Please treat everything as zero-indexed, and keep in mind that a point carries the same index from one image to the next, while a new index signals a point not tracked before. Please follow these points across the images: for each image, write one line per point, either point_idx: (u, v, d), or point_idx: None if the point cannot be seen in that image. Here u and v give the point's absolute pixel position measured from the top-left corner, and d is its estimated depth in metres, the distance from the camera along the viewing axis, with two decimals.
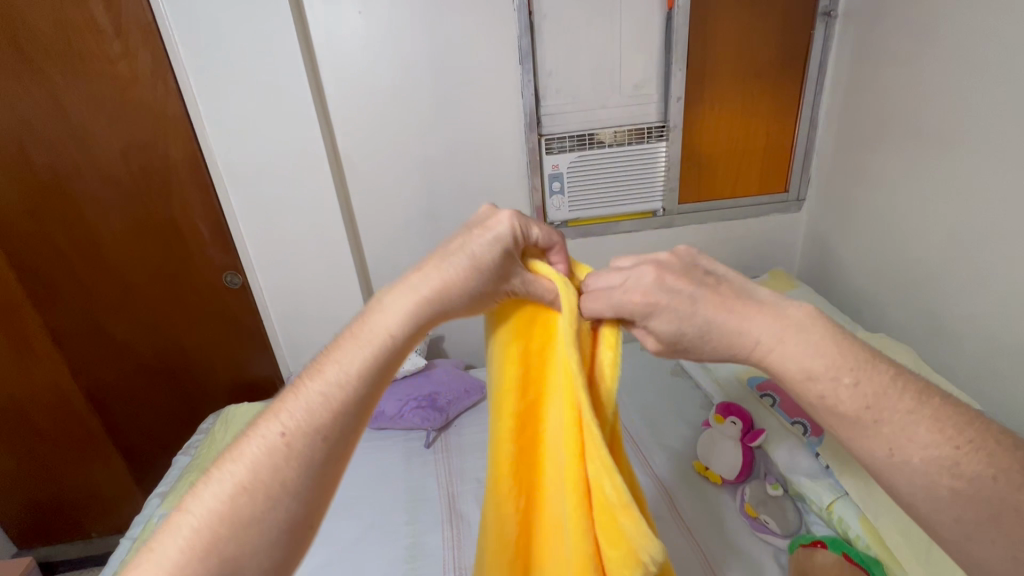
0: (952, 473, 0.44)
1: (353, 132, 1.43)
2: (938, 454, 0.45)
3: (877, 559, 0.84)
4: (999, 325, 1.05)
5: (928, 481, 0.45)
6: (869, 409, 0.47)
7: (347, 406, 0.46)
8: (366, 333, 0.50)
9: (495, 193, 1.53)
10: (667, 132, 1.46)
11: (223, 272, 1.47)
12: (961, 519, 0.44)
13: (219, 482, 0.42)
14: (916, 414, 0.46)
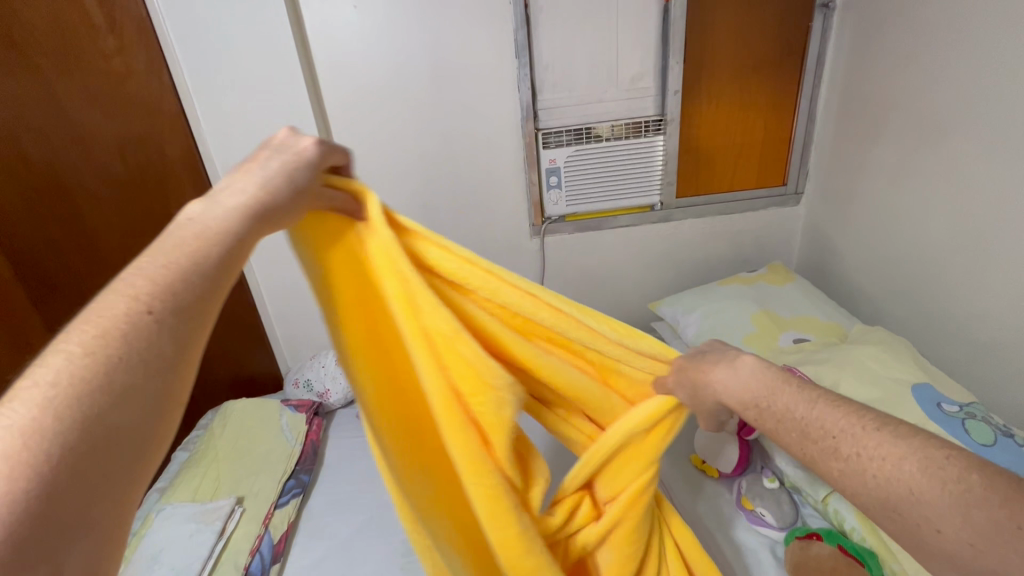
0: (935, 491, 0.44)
1: (351, 129, 1.43)
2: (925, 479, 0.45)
3: (872, 551, 0.83)
4: (1006, 319, 1.02)
5: (916, 503, 0.45)
6: (865, 449, 0.49)
7: (187, 273, 0.40)
8: (187, 227, 0.44)
9: (493, 188, 1.53)
10: (664, 126, 1.46)
11: None
12: (953, 539, 0.43)
13: (21, 398, 0.31)
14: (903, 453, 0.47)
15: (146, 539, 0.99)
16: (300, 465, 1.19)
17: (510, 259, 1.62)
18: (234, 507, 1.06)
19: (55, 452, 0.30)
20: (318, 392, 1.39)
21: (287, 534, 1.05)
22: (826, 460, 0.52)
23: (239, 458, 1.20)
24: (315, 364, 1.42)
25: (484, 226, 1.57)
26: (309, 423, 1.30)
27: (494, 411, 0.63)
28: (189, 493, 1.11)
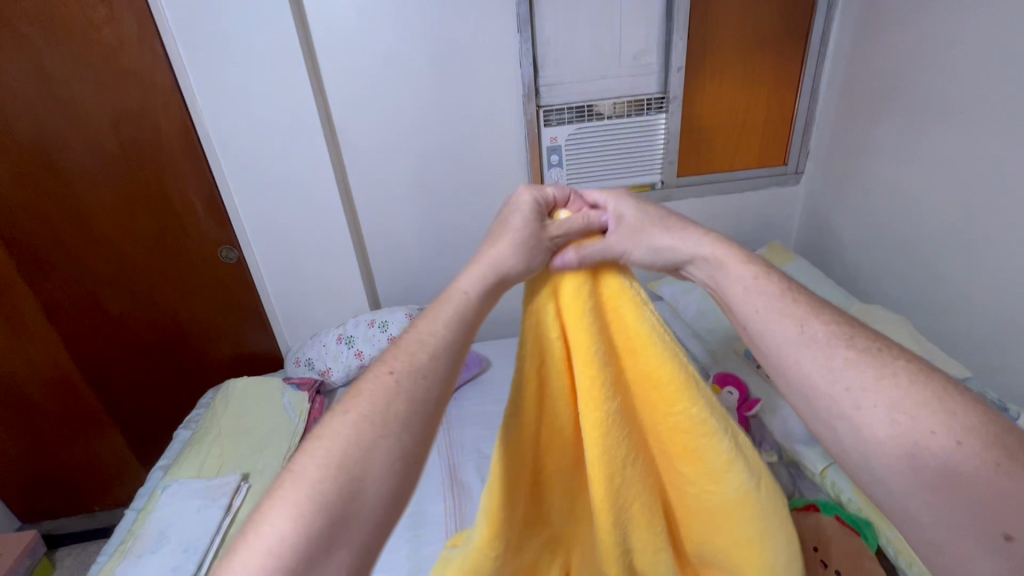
0: (896, 414, 0.45)
1: (350, 106, 1.41)
2: (895, 405, 0.45)
3: (868, 522, 0.85)
4: (1007, 299, 1.04)
5: (889, 427, 0.45)
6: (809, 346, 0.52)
7: (435, 351, 0.52)
8: (450, 297, 0.57)
9: (494, 167, 1.52)
10: (666, 104, 1.44)
11: (218, 247, 1.45)
12: (951, 458, 0.42)
13: (321, 449, 0.44)
14: (857, 354, 0.50)
15: (154, 514, 1.01)
16: (303, 442, 1.19)
17: None
18: (240, 484, 1.06)
19: (327, 496, 0.41)
20: (319, 370, 1.39)
21: None
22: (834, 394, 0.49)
23: (242, 436, 1.20)
24: (317, 343, 1.42)
25: (485, 204, 1.56)
26: (311, 401, 1.30)
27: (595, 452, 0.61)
28: (193, 470, 1.12)
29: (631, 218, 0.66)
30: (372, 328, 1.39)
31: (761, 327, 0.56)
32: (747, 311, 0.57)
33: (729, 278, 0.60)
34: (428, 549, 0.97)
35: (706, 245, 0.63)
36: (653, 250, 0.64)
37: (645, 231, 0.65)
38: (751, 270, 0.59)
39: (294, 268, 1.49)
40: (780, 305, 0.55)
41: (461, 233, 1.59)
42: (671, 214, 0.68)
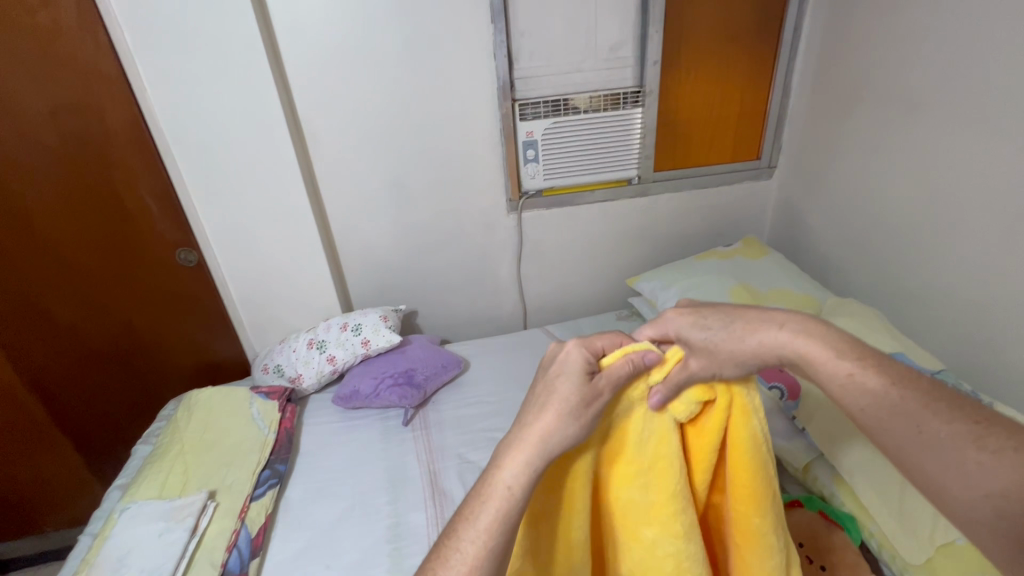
0: (982, 470, 0.50)
1: (316, 100, 1.33)
2: (969, 460, 0.51)
3: (850, 516, 0.86)
4: (976, 289, 1.07)
5: (964, 487, 0.51)
6: (895, 419, 0.55)
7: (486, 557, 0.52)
8: (496, 491, 0.54)
9: (468, 163, 1.47)
10: (642, 98, 1.43)
11: (177, 249, 1.37)
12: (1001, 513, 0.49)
13: None
14: (945, 423, 0.53)
15: (112, 540, 0.93)
16: (274, 455, 1.14)
17: (486, 236, 1.57)
18: (207, 502, 1.00)
19: None
20: (289, 377, 1.33)
21: (265, 526, 1.00)
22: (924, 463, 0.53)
23: (207, 450, 1.13)
24: (286, 349, 1.35)
25: (459, 200, 1.51)
26: (281, 410, 1.24)
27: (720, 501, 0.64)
28: (153, 489, 1.04)
29: (711, 331, 0.62)
30: (345, 332, 1.33)
31: (974, 502, 0.50)
32: (953, 477, 0.52)
33: (904, 429, 0.54)
34: (411, 562, 0.93)
35: (872, 375, 0.57)
36: (780, 345, 0.60)
37: (734, 336, 0.61)
38: (954, 434, 0.53)
39: (258, 270, 1.41)
40: (984, 457, 0.51)
41: (436, 231, 1.54)
42: (810, 320, 0.62)
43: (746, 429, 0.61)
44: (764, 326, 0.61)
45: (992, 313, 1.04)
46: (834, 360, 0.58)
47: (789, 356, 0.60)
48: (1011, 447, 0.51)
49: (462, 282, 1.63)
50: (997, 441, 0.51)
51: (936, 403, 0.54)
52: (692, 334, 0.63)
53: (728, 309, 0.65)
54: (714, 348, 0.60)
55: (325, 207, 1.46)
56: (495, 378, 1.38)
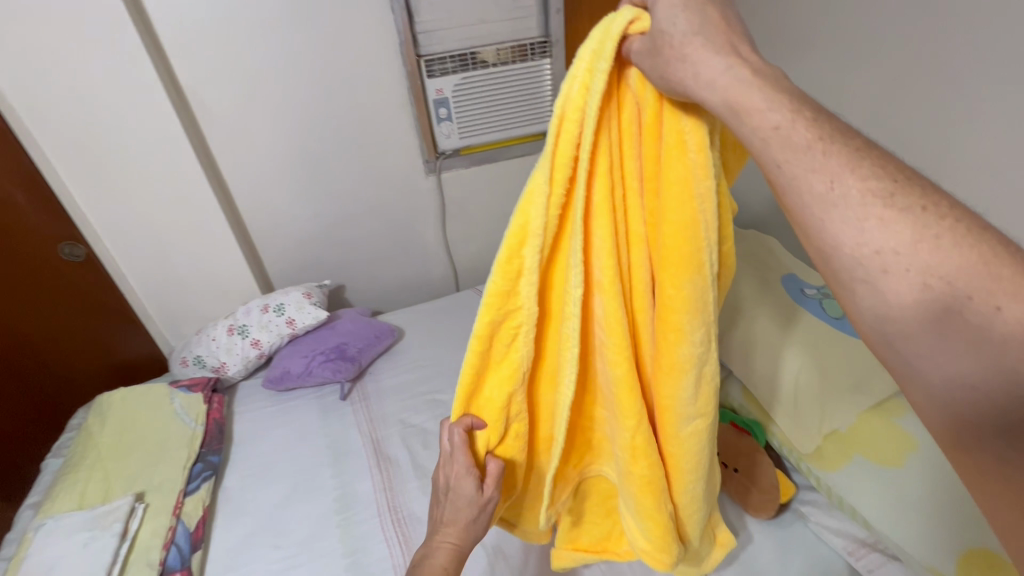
0: (881, 230, 0.35)
1: (198, 65, 1.21)
2: (871, 217, 0.35)
3: (755, 421, 0.96)
4: None
5: (857, 246, 0.36)
6: (808, 171, 0.37)
7: None
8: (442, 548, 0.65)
9: (379, 126, 1.41)
10: (549, 48, 1.42)
11: (59, 244, 1.23)
12: (882, 283, 0.35)
13: None
14: (864, 181, 0.36)
15: (30, 560, 0.87)
16: (205, 447, 1.09)
17: (407, 202, 1.54)
18: (135, 505, 0.95)
19: None
20: (212, 367, 1.27)
21: (205, 519, 0.97)
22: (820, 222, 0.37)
23: (129, 453, 1.07)
24: (204, 338, 1.28)
25: (374, 166, 1.46)
26: (208, 401, 1.18)
27: (643, 269, 0.52)
28: (71, 501, 0.97)
29: (678, 20, 0.41)
30: (267, 314, 1.28)
31: (856, 262, 0.36)
32: (845, 234, 0.36)
33: (813, 184, 0.37)
34: (361, 528, 0.95)
35: (803, 131, 0.37)
36: (711, 91, 0.39)
37: (697, 28, 0.40)
38: (869, 191, 0.36)
39: (161, 260, 1.31)
40: (890, 216, 0.35)
41: (354, 201, 1.49)
42: (768, 66, 0.40)
43: (686, 165, 0.46)
44: (729, 53, 0.40)
45: None
46: (765, 108, 0.38)
47: (717, 105, 0.39)
48: (923, 206, 0.35)
49: (387, 250, 1.59)
50: (909, 199, 0.35)
51: (870, 164, 0.36)
52: (659, 10, 0.42)
53: (716, 8, 0.41)
54: (656, 47, 0.41)
55: (227, 185, 1.36)
56: (431, 341, 1.39)
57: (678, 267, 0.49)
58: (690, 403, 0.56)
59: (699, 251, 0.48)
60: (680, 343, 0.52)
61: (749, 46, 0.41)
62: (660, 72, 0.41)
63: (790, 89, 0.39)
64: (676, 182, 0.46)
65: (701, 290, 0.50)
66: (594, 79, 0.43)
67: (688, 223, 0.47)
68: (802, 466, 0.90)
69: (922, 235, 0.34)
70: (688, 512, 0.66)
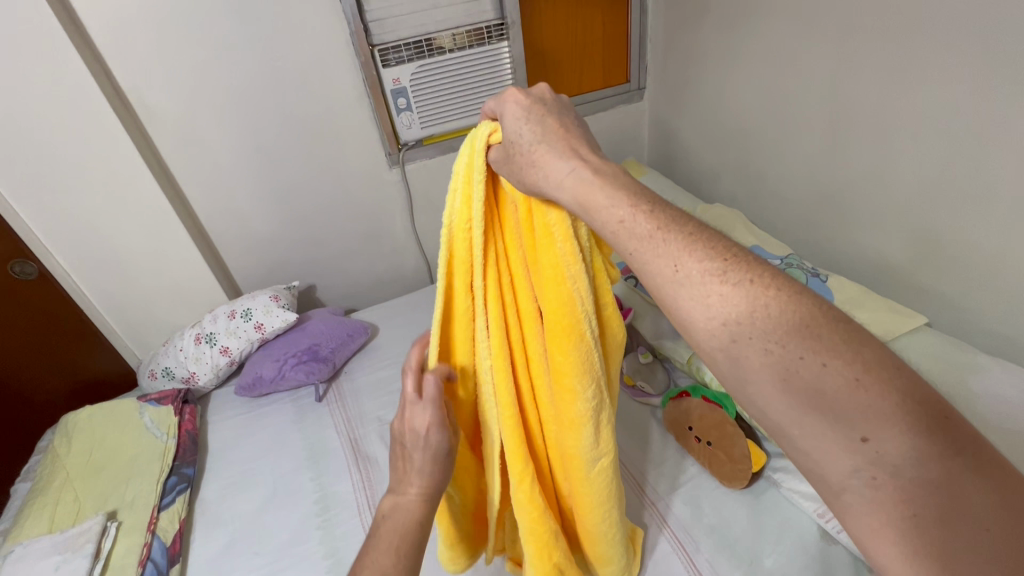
0: (722, 303, 0.38)
1: (138, 66, 1.16)
2: (711, 293, 0.39)
3: (726, 395, 0.97)
4: (820, 175, 1.21)
5: (707, 321, 0.39)
6: (653, 256, 0.41)
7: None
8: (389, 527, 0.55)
9: (336, 120, 1.37)
10: (507, 31, 1.39)
11: (9, 262, 1.19)
12: (732, 346, 0.38)
13: None
14: (702, 262, 0.39)
15: None
16: (179, 459, 1.07)
17: (374, 196, 1.51)
18: (107, 524, 0.93)
19: None
20: (182, 378, 1.24)
21: (182, 532, 0.96)
22: (678, 301, 0.40)
23: (100, 472, 1.05)
24: (171, 349, 1.25)
25: (337, 162, 1.43)
26: (179, 413, 1.16)
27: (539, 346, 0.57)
28: (42, 525, 0.95)
29: (526, 132, 0.47)
30: (234, 320, 1.25)
31: (709, 334, 0.39)
32: (694, 309, 0.39)
33: (660, 269, 0.41)
34: (342, 529, 0.95)
35: (643, 222, 0.42)
36: (560, 190, 0.45)
37: (544, 135, 0.46)
38: (706, 271, 0.39)
39: (120, 272, 1.27)
40: (728, 292, 0.38)
41: (319, 198, 1.46)
42: (610, 166, 0.45)
43: (556, 252, 0.51)
44: (571, 158, 0.45)
45: (835, 192, 1.19)
46: (607, 202, 0.43)
47: (569, 202, 0.45)
48: (754, 278, 0.38)
49: (357, 246, 1.57)
50: (739, 273, 0.39)
51: (704, 246, 0.40)
52: (506, 123, 0.48)
53: (555, 118, 0.48)
54: (510, 155, 0.48)
55: (182, 189, 1.32)
56: (407, 335, 1.37)
57: (563, 338, 0.53)
58: (592, 450, 0.60)
59: (580, 322, 0.53)
60: (575, 403, 0.56)
61: (593, 151, 0.47)
62: (525, 177, 0.47)
63: (631, 184, 0.44)
64: (552, 265, 0.51)
65: (585, 354, 0.55)
66: (473, 188, 0.50)
67: (565, 303, 0.52)
68: None
69: (760, 312, 0.37)
70: (609, 538, 0.69)
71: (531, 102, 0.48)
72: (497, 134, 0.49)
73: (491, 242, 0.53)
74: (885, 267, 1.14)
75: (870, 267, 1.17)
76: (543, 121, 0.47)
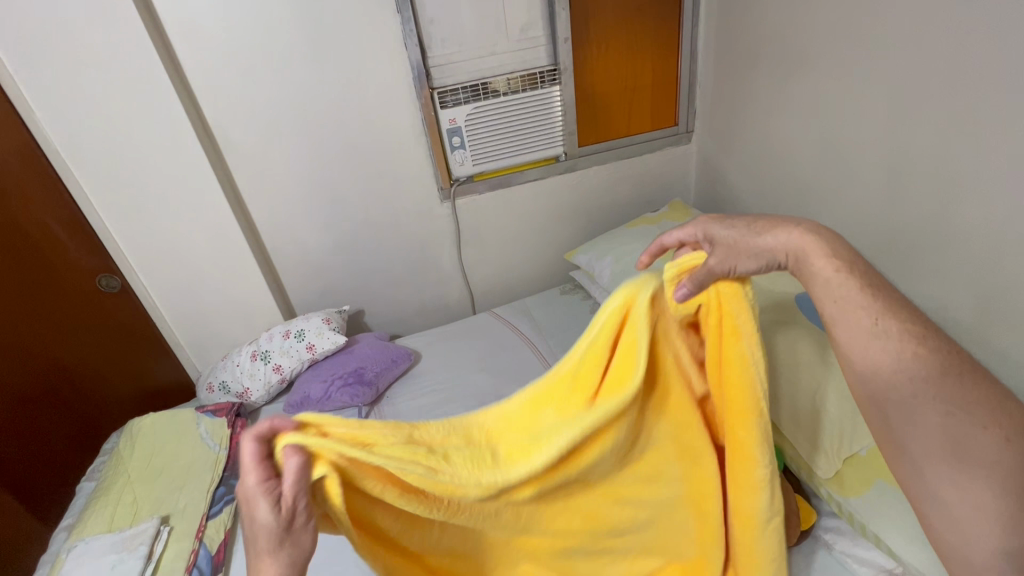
0: (914, 357, 0.59)
1: (225, 106, 1.29)
2: (908, 348, 0.59)
3: (773, 445, 0.92)
4: (877, 222, 1.18)
5: (896, 366, 0.59)
6: (858, 316, 0.61)
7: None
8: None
9: (396, 156, 1.46)
10: (559, 76, 1.45)
11: (96, 276, 1.31)
12: (914, 383, 0.59)
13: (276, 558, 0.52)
14: (899, 324, 0.60)
15: None
16: (228, 471, 1.13)
17: (425, 227, 1.58)
18: (160, 527, 0.99)
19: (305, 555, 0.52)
20: (236, 393, 1.31)
21: (226, 542, 1.00)
22: (864, 350, 0.60)
23: (158, 477, 1.11)
24: (229, 364, 1.33)
25: (392, 194, 1.50)
26: (231, 425, 1.22)
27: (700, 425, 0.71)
28: (102, 523, 1.01)
29: (721, 236, 0.68)
30: (288, 339, 1.31)
31: (888, 372, 0.60)
32: (887, 355, 0.59)
33: (863, 322, 0.61)
34: None
35: (860, 294, 0.61)
36: (782, 251, 0.66)
37: (766, 233, 0.66)
38: (904, 333, 0.59)
39: (188, 290, 1.37)
40: (918, 349, 0.59)
41: (374, 228, 1.54)
42: (831, 236, 0.65)
43: (740, 347, 0.67)
44: (785, 235, 0.66)
45: (893, 241, 1.16)
46: (833, 273, 0.62)
47: (792, 261, 0.66)
48: (937, 345, 0.59)
49: (406, 275, 1.63)
50: (930, 342, 0.59)
51: (905, 317, 0.60)
52: (716, 232, 0.68)
53: (776, 222, 0.67)
54: (728, 245, 0.66)
55: (252, 216, 1.42)
56: (449, 364, 1.40)
57: (742, 418, 0.69)
58: (768, 505, 0.73)
59: (757, 405, 0.68)
60: (745, 464, 0.70)
61: (822, 232, 0.66)
62: (749, 261, 0.65)
63: (849, 254, 0.64)
64: (734, 362, 0.67)
65: (761, 430, 0.69)
66: (637, 316, 0.63)
67: (744, 388, 0.67)
68: (822, 492, 0.88)
69: (946, 377, 0.58)
70: None
71: (727, 219, 0.70)
72: (698, 256, 0.69)
73: (676, 349, 0.68)
74: (950, 320, 1.09)
75: (932, 319, 1.12)
76: (766, 225, 0.67)
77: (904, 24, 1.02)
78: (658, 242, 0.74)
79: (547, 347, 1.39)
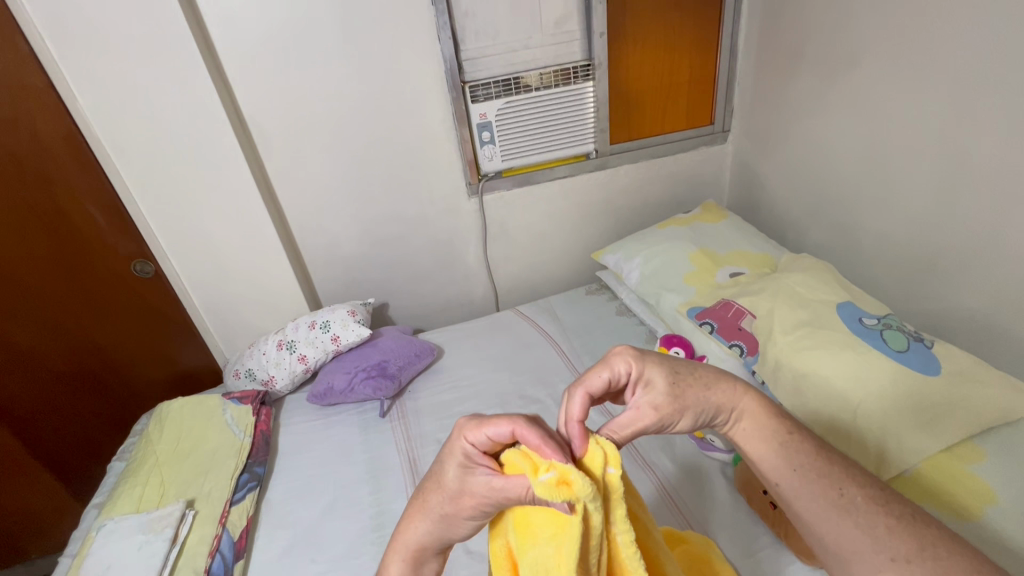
0: (890, 534, 0.54)
1: (258, 96, 1.30)
2: (880, 523, 0.54)
3: None
4: (925, 230, 1.12)
5: (874, 547, 0.53)
6: (819, 482, 0.57)
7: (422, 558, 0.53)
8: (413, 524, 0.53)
9: (425, 150, 1.45)
10: (593, 71, 1.42)
11: (131, 261, 1.34)
12: (891, 563, 0.52)
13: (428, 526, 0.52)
14: (861, 491, 0.57)
15: (91, 558, 0.93)
16: (252, 457, 1.14)
17: (451, 222, 1.57)
18: (185, 511, 1.00)
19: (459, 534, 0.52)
20: (262, 380, 1.33)
21: (248, 528, 1.01)
22: (835, 523, 0.55)
23: (184, 461, 1.13)
24: (256, 352, 1.34)
25: (420, 188, 1.50)
26: (256, 413, 1.23)
27: None
28: (130, 504, 1.04)
29: (661, 383, 0.59)
30: (314, 330, 1.32)
31: (871, 553, 0.53)
32: (860, 530, 0.54)
33: (827, 492, 0.56)
34: None
35: (798, 444, 0.60)
36: (739, 402, 0.62)
37: (711, 385, 0.61)
38: (868, 500, 0.56)
39: (218, 277, 1.39)
40: (892, 526, 0.54)
41: (400, 222, 1.53)
42: (767, 398, 0.63)
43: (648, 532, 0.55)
44: (736, 389, 0.63)
45: (943, 250, 1.10)
46: (773, 420, 0.61)
47: (743, 411, 0.61)
48: (905, 515, 0.55)
49: (431, 269, 1.63)
50: (899, 507, 0.56)
51: (863, 482, 0.58)
52: (655, 380, 0.59)
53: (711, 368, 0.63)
54: (643, 386, 0.59)
55: (281, 206, 1.43)
56: (472, 360, 1.39)
57: None
58: None
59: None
60: None
61: (743, 381, 0.64)
62: (664, 419, 0.59)
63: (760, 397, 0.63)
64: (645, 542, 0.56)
65: None
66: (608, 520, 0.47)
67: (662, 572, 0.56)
68: None
69: (926, 557, 0.52)
70: None
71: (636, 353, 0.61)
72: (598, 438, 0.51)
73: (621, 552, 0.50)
74: (1005, 335, 1.03)
75: (983, 334, 1.06)
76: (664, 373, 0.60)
77: (967, 22, 0.96)
78: (576, 388, 0.57)
79: (572, 347, 1.37)
